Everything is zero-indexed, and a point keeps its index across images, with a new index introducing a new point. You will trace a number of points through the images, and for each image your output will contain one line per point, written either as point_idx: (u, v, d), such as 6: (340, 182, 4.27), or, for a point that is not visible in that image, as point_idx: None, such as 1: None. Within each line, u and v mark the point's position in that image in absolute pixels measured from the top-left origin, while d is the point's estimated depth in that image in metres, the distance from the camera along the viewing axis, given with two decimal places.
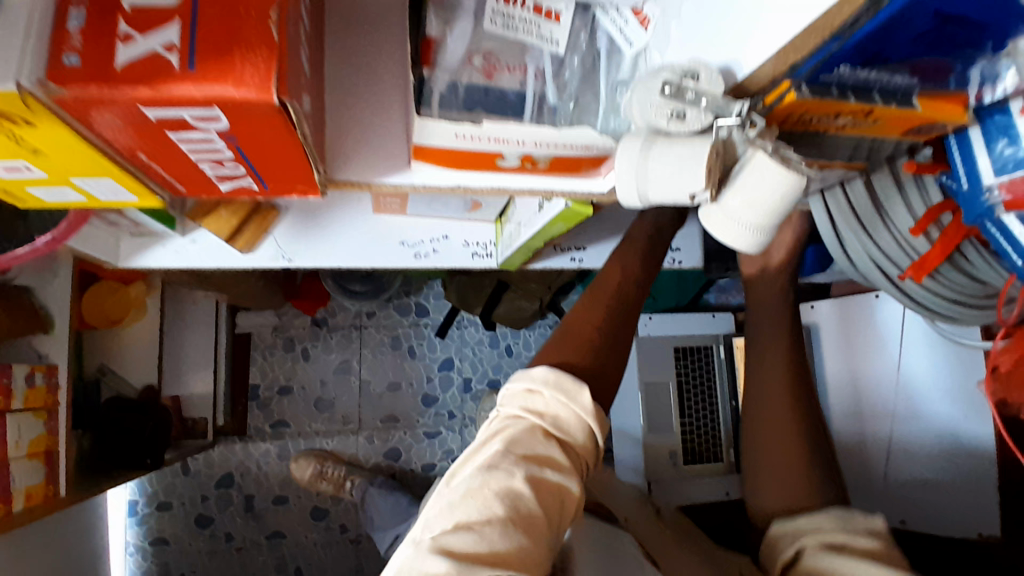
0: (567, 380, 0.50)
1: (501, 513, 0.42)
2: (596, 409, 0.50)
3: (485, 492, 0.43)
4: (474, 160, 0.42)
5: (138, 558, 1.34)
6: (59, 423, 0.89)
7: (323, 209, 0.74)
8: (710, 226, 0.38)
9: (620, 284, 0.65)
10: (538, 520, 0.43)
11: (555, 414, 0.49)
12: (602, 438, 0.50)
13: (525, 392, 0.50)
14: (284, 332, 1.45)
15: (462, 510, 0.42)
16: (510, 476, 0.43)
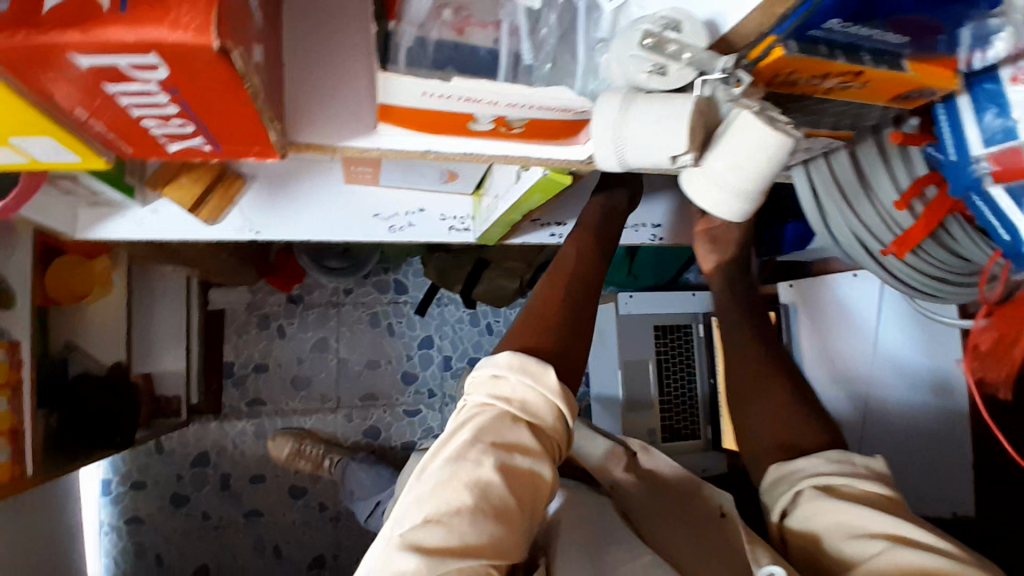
0: (531, 363, 0.49)
1: (470, 503, 0.42)
2: (563, 388, 0.49)
3: (454, 485, 0.42)
4: (448, 122, 0.40)
5: (112, 539, 1.31)
6: (23, 402, 0.85)
7: (294, 179, 0.71)
8: (692, 193, 0.37)
9: (576, 266, 0.64)
10: (510, 507, 0.43)
11: (522, 398, 0.47)
12: (571, 417, 0.49)
13: (491, 379, 0.49)
14: (259, 309, 1.42)
15: (432, 503, 0.42)
16: (478, 466, 0.43)
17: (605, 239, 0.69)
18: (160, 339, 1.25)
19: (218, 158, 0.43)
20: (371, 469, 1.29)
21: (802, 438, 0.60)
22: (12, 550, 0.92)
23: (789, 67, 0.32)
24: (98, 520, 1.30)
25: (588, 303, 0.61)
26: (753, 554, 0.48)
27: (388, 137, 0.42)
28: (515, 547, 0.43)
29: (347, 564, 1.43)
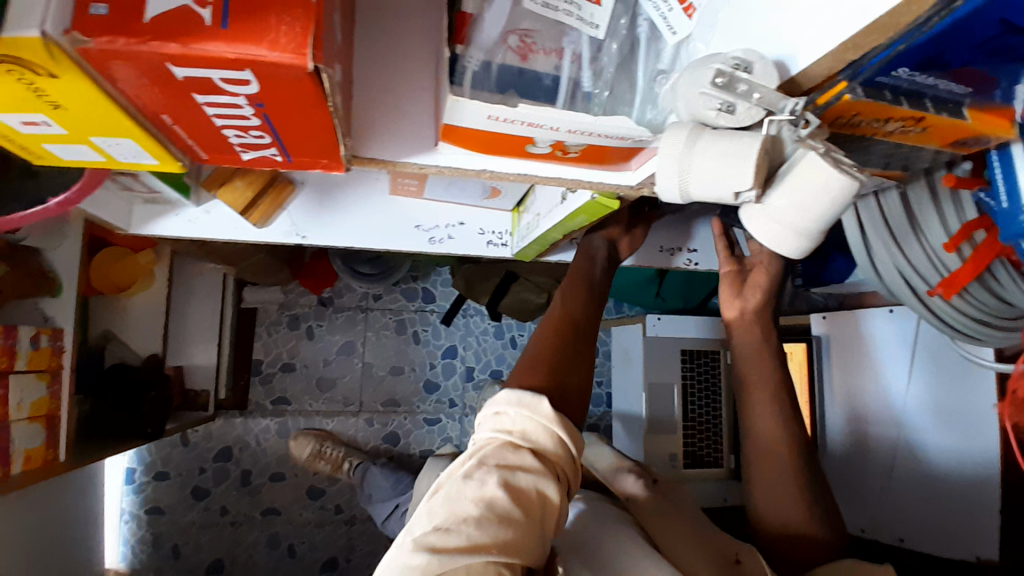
0: (526, 396, 0.49)
1: (475, 513, 0.42)
2: (561, 416, 0.49)
3: (459, 500, 0.43)
4: (508, 144, 0.41)
5: (132, 527, 1.33)
6: (62, 387, 0.89)
7: (337, 188, 0.74)
8: (751, 228, 0.38)
9: (565, 309, 0.64)
10: (517, 519, 0.43)
11: (522, 429, 0.48)
12: (574, 443, 0.49)
13: (494, 415, 0.50)
14: (289, 310, 1.44)
15: (442, 514, 0.43)
16: (482, 484, 0.44)
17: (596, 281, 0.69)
18: (194, 333, 1.28)
19: (285, 167, 0.44)
20: (390, 474, 1.30)
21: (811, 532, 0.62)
22: (33, 531, 0.94)
23: (853, 110, 0.32)
24: (119, 508, 1.32)
25: (587, 335, 0.62)
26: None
27: (452, 155, 0.43)
28: (527, 551, 0.43)
29: (358, 569, 1.44)
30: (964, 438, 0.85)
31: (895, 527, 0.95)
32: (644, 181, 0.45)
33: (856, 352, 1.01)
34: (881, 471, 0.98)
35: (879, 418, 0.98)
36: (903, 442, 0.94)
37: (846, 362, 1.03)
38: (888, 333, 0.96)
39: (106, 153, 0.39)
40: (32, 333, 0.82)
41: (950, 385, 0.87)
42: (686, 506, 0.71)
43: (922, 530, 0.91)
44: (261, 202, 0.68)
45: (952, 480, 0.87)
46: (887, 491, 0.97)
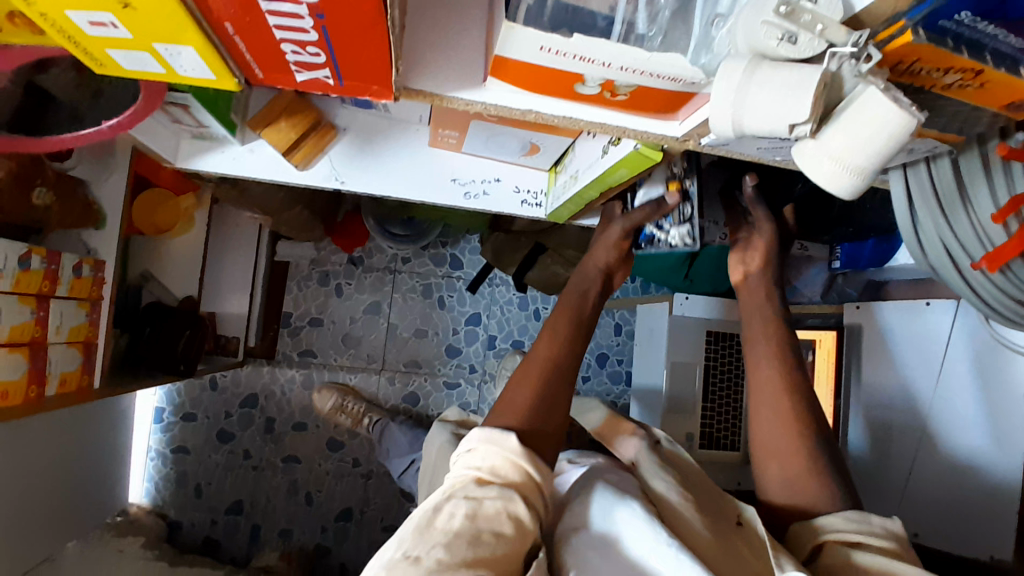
0: (495, 433, 0.55)
1: (443, 540, 0.45)
2: (526, 449, 0.55)
3: (429, 531, 0.47)
4: (558, 82, 0.41)
5: (158, 463, 1.39)
6: (101, 317, 0.93)
7: (376, 136, 0.74)
8: (801, 165, 0.37)
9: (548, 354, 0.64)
10: (485, 541, 0.47)
11: (491, 463, 0.53)
12: (539, 472, 0.55)
13: (467, 452, 0.56)
14: (320, 266, 1.47)
15: (411, 543, 0.46)
16: (452, 514, 0.48)
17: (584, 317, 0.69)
18: (228, 282, 1.32)
19: (337, 93, 0.46)
20: (408, 431, 1.33)
21: (822, 508, 0.59)
22: (56, 448, 0.99)
23: (915, 56, 0.32)
24: (147, 444, 1.38)
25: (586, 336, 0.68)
26: (777, 561, 0.52)
27: (499, 92, 0.43)
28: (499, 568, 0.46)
29: (371, 522, 1.47)
30: (989, 438, 0.84)
31: (911, 521, 0.92)
32: (691, 133, 0.45)
33: (887, 346, 0.99)
34: (901, 467, 0.96)
35: (905, 417, 0.95)
36: (926, 438, 0.92)
37: (874, 354, 1.01)
38: (925, 327, 0.93)
39: (170, 67, 0.41)
40: (75, 261, 0.85)
41: (993, 388, 0.84)
42: (689, 474, 0.73)
43: (937, 526, 0.89)
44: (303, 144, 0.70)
45: (973, 479, 0.85)
46: (904, 486, 0.95)
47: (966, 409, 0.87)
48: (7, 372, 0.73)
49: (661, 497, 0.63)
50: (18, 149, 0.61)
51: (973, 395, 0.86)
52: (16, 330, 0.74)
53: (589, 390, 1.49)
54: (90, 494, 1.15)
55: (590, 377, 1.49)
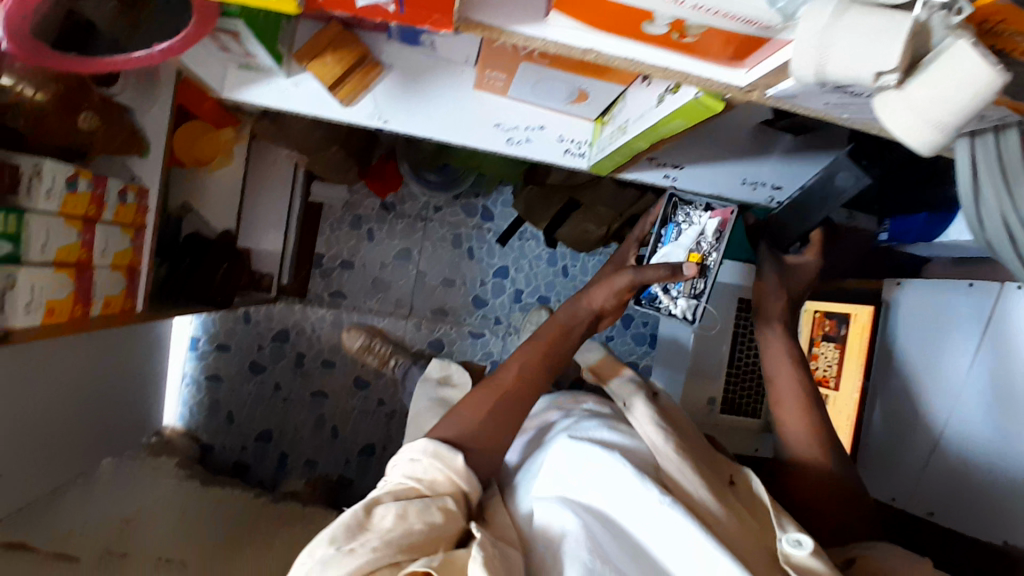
0: (442, 450, 0.61)
1: (378, 534, 0.51)
2: (468, 468, 0.61)
3: (364, 527, 0.52)
4: (626, 19, 0.40)
5: (192, 389, 1.45)
6: (144, 244, 0.95)
7: (419, 76, 0.73)
8: (883, 117, 0.36)
9: (518, 377, 0.71)
10: (418, 536, 0.53)
11: (431, 478, 0.59)
12: (474, 487, 0.61)
13: (409, 461, 0.61)
14: (353, 210, 1.48)
15: (344, 536, 0.51)
16: (386, 513, 0.53)
17: (556, 347, 0.76)
18: (263, 219, 1.34)
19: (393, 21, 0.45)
20: None
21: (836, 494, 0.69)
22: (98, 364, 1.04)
23: (1003, 15, 0.32)
24: (182, 371, 1.44)
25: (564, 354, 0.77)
26: (779, 521, 0.58)
27: (565, 29, 0.42)
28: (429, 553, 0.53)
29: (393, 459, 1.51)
30: (1001, 420, 0.81)
31: (925, 501, 0.92)
32: (757, 82, 0.43)
33: (921, 325, 0.95)
34: (921, 448, 0.93)
35: (929, 399, 0.93)
36: (946, 421, 0.89)
37: (907, 333, 0.97)
38: (958, 307, 0.89)
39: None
40: (121, 187, 0.87)
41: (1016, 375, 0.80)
42: (689, 434, 0.78)
43: (950, 507, 0.88)
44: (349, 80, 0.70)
45: (990, 465, 0.82)
46: (921, 467, 0.93)
47: (987, 393, 0.84)
48: (55, 289, 0.76)
49: (631, 403, 0.76)
50: (67, 67, 0.61)
51: (992, 380, 0.83)
52: (62, 251, 0.76)
53: (612, 349, 1.50)
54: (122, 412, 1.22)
55: (614, 336, 1.50)
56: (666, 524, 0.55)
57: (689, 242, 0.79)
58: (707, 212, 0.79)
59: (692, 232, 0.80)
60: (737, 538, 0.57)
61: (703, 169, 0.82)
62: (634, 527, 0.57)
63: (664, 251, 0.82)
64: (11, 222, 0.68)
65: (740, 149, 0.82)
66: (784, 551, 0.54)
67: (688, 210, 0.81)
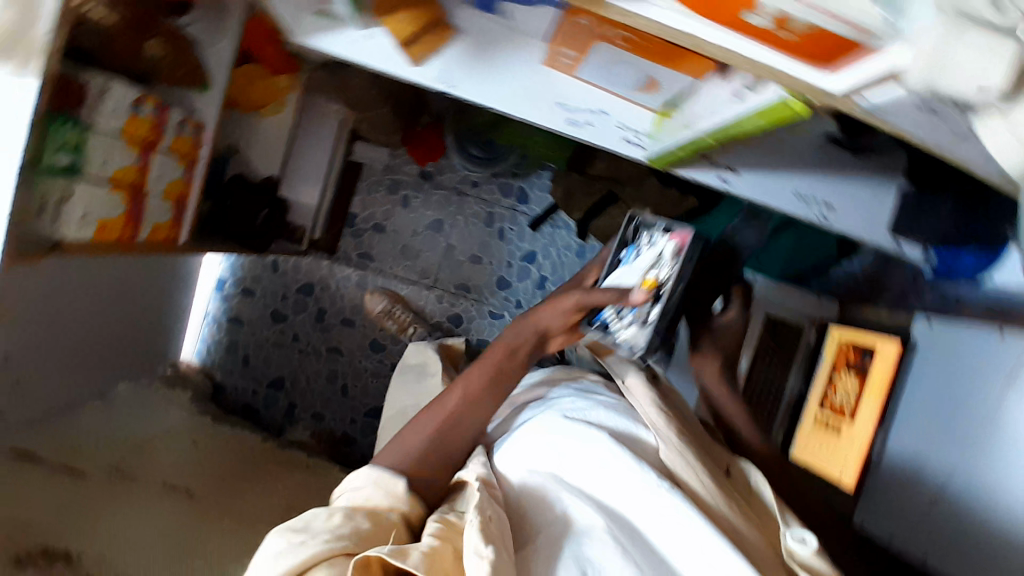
0: (386, 476, 0.64)
1: (320, 537, 0.55)
2: (410, 492, 0.64)
3: (306, 532, 0.56)
4: (727, 7, 0.40)
5: (213, 328, 1.48)
6: (196, 175, 0.96)
7: (490, 46, 0.73)
8: (984, 137, 0.37)
9: (456, 403, 0.75)
10: (357, 543, 0.56)
11: (374, 501, 0.63)
12: (418, 509, 0.64)
13: (356, 488, 0.64)
14: (392, 173, 1.50)
15: (286, 541, 0.55)
16: (328, 521, 0.57)
17: (500, 373, 0.78)
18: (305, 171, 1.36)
19: None
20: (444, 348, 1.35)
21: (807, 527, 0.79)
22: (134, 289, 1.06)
23: None
24: (206, 308, 1.47)
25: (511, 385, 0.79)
26: (784, 516, 0.60)
27: (665, 10, 0.43)
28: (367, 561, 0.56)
29: None
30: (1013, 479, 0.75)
31: (920, 545, 0.88)
32: (850, 89, 0.43)
33: (947, 368, 0.88)
34: (924, 493, 0.88)
35: (942, 446, 0.86)
36: (955, 471, 0.83)
37: (929, 373, 0.91)
38: (988, 354, 0.82)
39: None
40: (179, 118, 0.88)
41: None
42: (686, 418, 0.77)
43: (947, 556, 0.83)
44: (418, 41, 0.70)
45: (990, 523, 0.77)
46: (923, 512, 0.88)
47: (1008, 451, 0.76)
48: (108, 209, 0.77)
49: (631, 384, 0.77)
50: None
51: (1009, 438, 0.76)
52: (121, 171, 0.78)
53: None
54: (139, 341, 1.25)
55: None
56: (673, 520, 0.57)
57: (644, 267, 0.75)
58: (666, 234, 0.74)
59: (650, 255, 0.75)
60: (753, 547, 0.57)
61: (758, 178, 0.81)
62: (636, 514, 0.59)
63: (623, 271, 0.79)
64: (73, 135, 0.69)
65: (801, 163, 0.81)
66: (791, 549, 0.55)
67: (650, 231, 0.78)
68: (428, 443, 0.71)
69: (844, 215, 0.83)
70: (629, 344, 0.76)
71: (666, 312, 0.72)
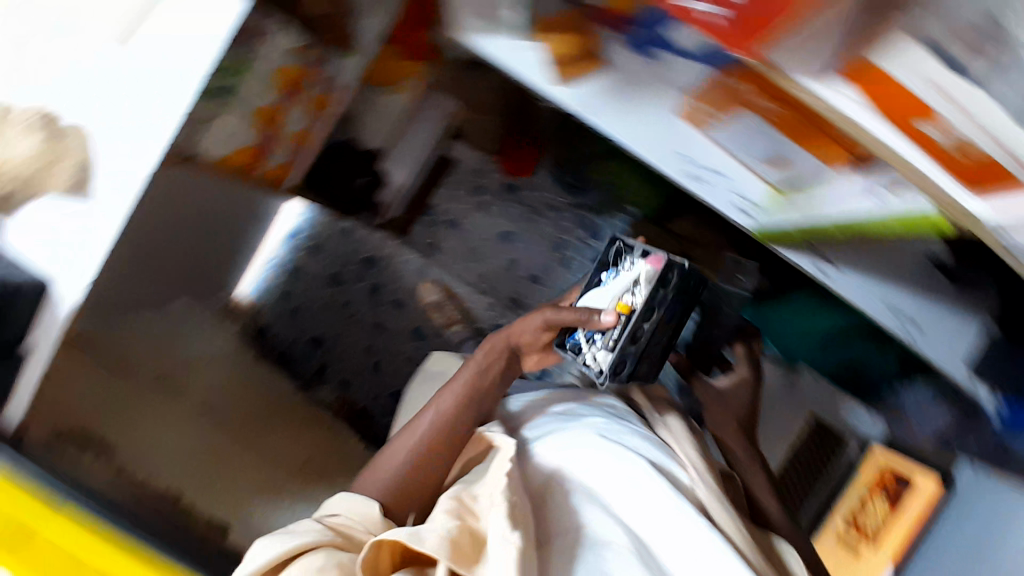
0: (360, 500, 0.75)
1: (304, 534, 0.66)
2: (384, 514, 0.75)
3: (293, 533, 0.67)
4: (906, 110, 0.46)
5: (273, 274, 1.47)
6: (323, 130, 1.04)
7: (630, 86, 0.79)
8: None
9: (431, 423, 0.84)
10: (335, 544, 0.67)
11: (351, 518, 0.73)
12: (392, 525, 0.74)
13: (335, 511, 0.75)
14: (479, 177, 1.49)
15: (276, 536, 0.67)
16: (310, 528, 0.69)
17: (473, 394, 0.88)
18: (404, 152, 1.42)
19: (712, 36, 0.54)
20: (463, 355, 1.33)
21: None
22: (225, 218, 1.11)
23: None
24: (274, 253, 1.47)
25: (484, 403, 0.89)
26: None
27: (843, 96, 0.49)
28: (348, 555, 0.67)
29: None
30: None
31: None
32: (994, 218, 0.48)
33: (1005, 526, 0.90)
34: None
35: None
36: None
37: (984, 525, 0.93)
38: None
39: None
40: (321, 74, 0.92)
41: None
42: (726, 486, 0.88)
43: None
44: (570, 63, 0.80)
45: None
46: None
47: None
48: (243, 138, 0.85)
49: (676, 441, 0.88)
50: None
51: None
52: (263, 111, 0.86)
53: None
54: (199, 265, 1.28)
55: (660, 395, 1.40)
56: (707, 557, 0.66)
57: (617, 293, 0.85)
58: (643, 258, 0.85)
59: (623, 280, 0.86)
60: None
61: (857, 283, 0.84)
62: (664, 552, 0.69)
63: (597, 292, 0.89)
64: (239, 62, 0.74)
65: (906, 283, 0.79)
66: None
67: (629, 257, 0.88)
68: (404, 465, 0.81)
69: (929, 342, 0.84)
70: (597, 364, 0.86)
71: (634, 331, 0.84)
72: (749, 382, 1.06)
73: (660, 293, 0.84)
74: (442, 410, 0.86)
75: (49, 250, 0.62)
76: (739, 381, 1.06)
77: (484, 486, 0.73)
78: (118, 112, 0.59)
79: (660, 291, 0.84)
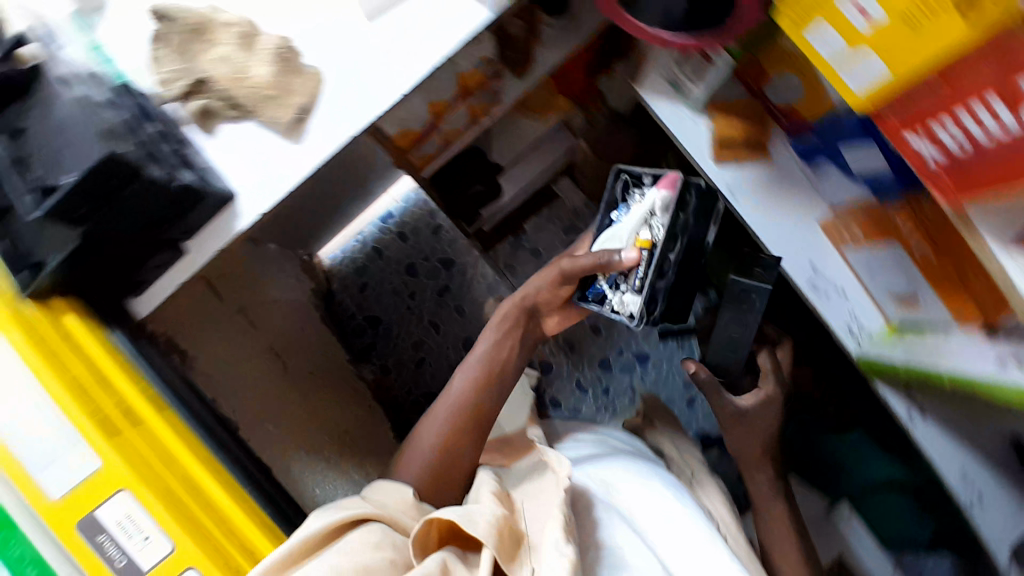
0: (400, 490, 0.71)
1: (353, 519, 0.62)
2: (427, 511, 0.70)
3: (343, 512, 0.63)
4: None
5: (356, 247, 1.55)
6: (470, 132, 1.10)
7: (783, 186, 0.83)
8: None
9: (454, 408, 0.82)
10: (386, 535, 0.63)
11: (399, 508, 0.69)
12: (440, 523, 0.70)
13: (376, 494, 0.71)
14: (576, 218, 1.52)
15: (327, 512, 0.63)
16: (358, 509, 0.64)
17: (489, 372, 0.85)
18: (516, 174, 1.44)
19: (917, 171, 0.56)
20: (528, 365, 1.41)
21: None
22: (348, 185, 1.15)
23: None
24: (363, 229, 1.55)
25: (505, 383, 0.86)
26: None
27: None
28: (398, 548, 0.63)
29: None
30: None
31: None
32: None
33: None
34: None
35: None
36: None
37: None
38: None
39: (861, 39, 0.51)
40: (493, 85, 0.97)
41: None
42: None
43: None
44: (734, 147, 0.82)
45: None
46: None
47: None
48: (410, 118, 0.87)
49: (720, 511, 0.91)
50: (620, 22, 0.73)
51: None
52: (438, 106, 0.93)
53: None
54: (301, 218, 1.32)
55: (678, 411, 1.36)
56: None
57: (633, 231, 0.78)
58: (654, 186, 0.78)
59: (637, 216, 0.78)
60: None
61: (938, 439, 0.83)
62: None
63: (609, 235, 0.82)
64: None
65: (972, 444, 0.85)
66: None
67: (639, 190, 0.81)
68: (435, 454, 0.79)
69: (984, 516, 0.86)
70: (625, 310, 0.79)
71: (664, 262, 0.77)
72: (778, 402, 0.98)
73: (681, 217, 0.78)
74: (458, 401, 0.83)
75: (261, 176, 0.64)
76: (768, 401, 0.97)
77: (533, 498, 0.73)
78: (360, 107, 0.64)
79: (679, 213, 0.78)
